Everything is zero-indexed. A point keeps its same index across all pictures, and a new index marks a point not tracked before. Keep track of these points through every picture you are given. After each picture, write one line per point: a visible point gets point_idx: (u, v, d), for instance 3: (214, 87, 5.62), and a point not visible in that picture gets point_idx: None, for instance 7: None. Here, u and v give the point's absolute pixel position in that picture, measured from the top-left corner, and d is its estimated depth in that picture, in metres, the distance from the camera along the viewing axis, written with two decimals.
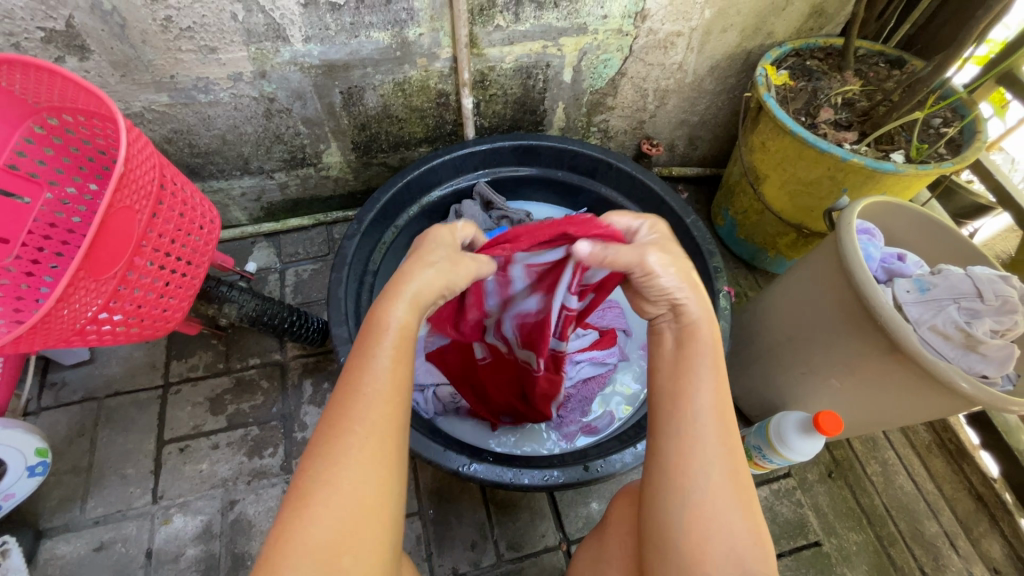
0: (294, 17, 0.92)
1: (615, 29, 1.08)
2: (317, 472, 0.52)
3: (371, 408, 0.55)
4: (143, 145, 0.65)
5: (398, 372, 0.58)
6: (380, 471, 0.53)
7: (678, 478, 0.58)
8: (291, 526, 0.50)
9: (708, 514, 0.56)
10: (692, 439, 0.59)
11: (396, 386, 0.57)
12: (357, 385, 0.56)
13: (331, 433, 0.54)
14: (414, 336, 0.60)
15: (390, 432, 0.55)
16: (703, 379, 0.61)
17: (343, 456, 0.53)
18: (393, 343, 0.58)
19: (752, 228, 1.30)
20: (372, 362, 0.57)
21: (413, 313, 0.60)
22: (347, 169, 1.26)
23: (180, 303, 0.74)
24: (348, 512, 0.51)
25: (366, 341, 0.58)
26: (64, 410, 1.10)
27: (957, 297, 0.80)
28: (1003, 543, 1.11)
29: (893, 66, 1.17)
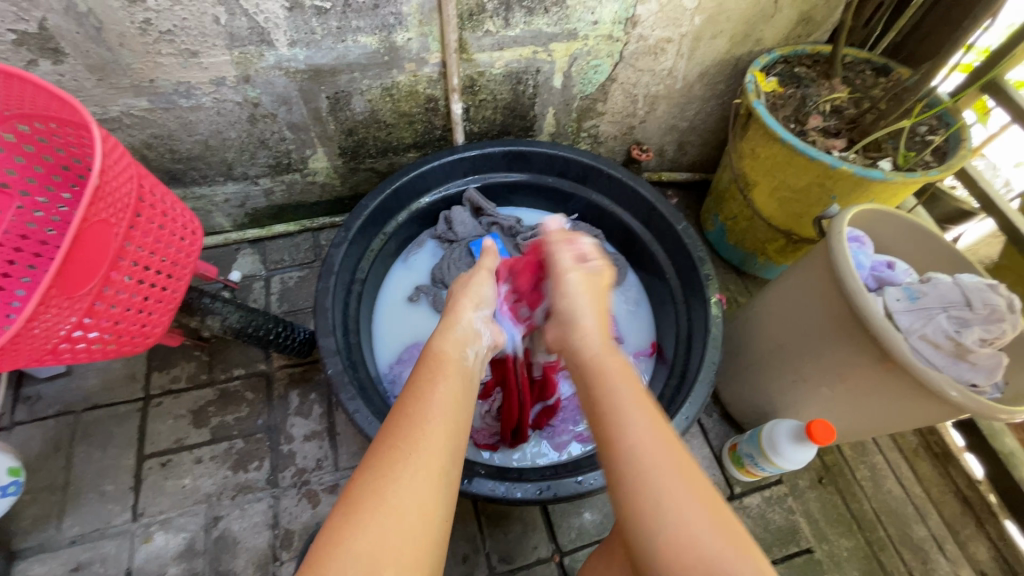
0: (278, 21, 0.90)
1: (606, 35, 1.08)
2: (369, 481, 0.53)
3: (429, 428, 0.58)
4: (119, 155, 0.63)
5: (453, 397, 0.63)
6: (431, 489, 0.54)
7: (644, 506, 0.52)
8: (339, 531, 0.50)
9: (682, 544, 0.50)
10: (640, 457, 0.55)
11: (453, 411, 0.61)
12: (418, 406, 0.61)
13: (387, 447, 0.56)
14: (467, 370, 0.69)
15: (443, 455, 0.57)
16: (635, 409, 0.59)
17: (396, 469, 0.54)
18: (449, 370, 0.67)
19: (742, 234, 1.30)
20: (432, 386, 0.63)
21: (457, 339, 0.74)
22: (334, 175, 1.24)
23: (160, 318, 0.71)
24: (394, 524, 0.51)
25: (429, 371, 0.66)
26: (40, 425, 1.06)
27: (946, 305, 0.81)
28: (989, 545, 1.13)
29: (880, 74, 1.18)
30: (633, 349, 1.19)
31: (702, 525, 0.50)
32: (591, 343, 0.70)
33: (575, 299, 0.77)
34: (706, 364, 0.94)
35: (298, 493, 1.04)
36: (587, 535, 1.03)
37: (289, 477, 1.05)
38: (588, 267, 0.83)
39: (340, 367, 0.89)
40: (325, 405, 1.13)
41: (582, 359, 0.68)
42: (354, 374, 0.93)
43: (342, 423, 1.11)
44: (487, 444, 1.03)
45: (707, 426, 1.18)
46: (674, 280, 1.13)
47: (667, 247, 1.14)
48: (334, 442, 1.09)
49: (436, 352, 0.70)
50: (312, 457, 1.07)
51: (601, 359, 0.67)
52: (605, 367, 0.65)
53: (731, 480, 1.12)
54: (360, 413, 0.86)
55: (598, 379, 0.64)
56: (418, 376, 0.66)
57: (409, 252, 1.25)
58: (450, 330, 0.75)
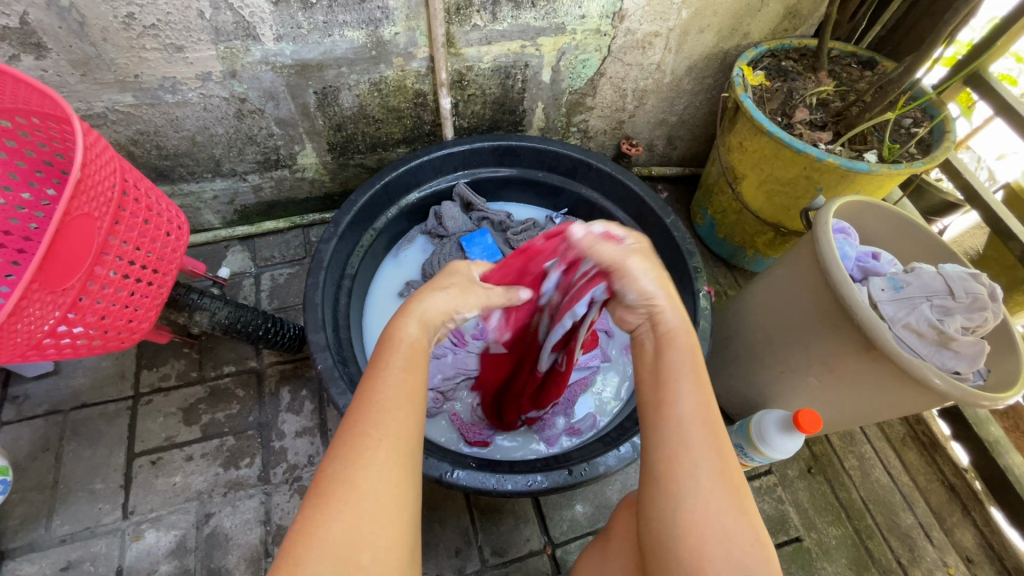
0: (264, 15, 0.90)
1: (593, 29, 1.08)
2: (337, 470, 0.50)
3: (390, 411, 0.54)
4: (101, 149, 0.62)
5: (414, 376, 0.57)
6: (400, 473, 0.51)
7: (667, 472, 0.53)
8: (312, 524, 0.48)
9: (702, 518, 0.50)
10: (673, 424, 0.54)
11: (413, 391, 0.56)
12: (378, 389, 0.55)
13: (350, 435, 0.52)
14: (427, 350, 0.61)
15: (409, 434, 0.54)
16: (685, 381, 0.57)
17: (362, 454, 0.51)
18: (408, 351, 0.59)
19: (731, 227, 1.31)
20: (389, 368, 0.57)
21: (424, 319, 0.62)
22: (323, 171, 1.23)
23: (147, 314, 0.71)
24: (367, 510, 0.48)
25: (384, 354, 0.58)
26: (27, 424, 1.05)
27: (929, 295, 0.82)
28: (975, 532, 1.14)
29: (865, 67, 1.20)
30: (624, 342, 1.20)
31: (716, 496, 0.51)
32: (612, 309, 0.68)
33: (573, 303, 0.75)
34: None
35: (289, 489, 1.04)
36: (579, 527, 1.04)
37: (281, 473, 1.05)
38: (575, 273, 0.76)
39: (330, 362, 0.89)
40: (316, 401, 1.13)
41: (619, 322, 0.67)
42: (344, 369, 0.93)
43: (334, 419, 1.11)
44: (480, 441, 1.03)
45: None
46: (663, 273, 1.13)
47: (656, 240, 1.14)
48: (325, 438, 1.09)
49: (393, 334, 0.60)
50: (304, 453, 1.07)
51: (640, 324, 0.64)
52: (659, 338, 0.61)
53: None
54: (350, 407, 0.86)
55: (662, 340, 0.61)
56: (372, 360, 0.58)
57: (399, 248, 1.25)
58: (415, 306, 0.62)
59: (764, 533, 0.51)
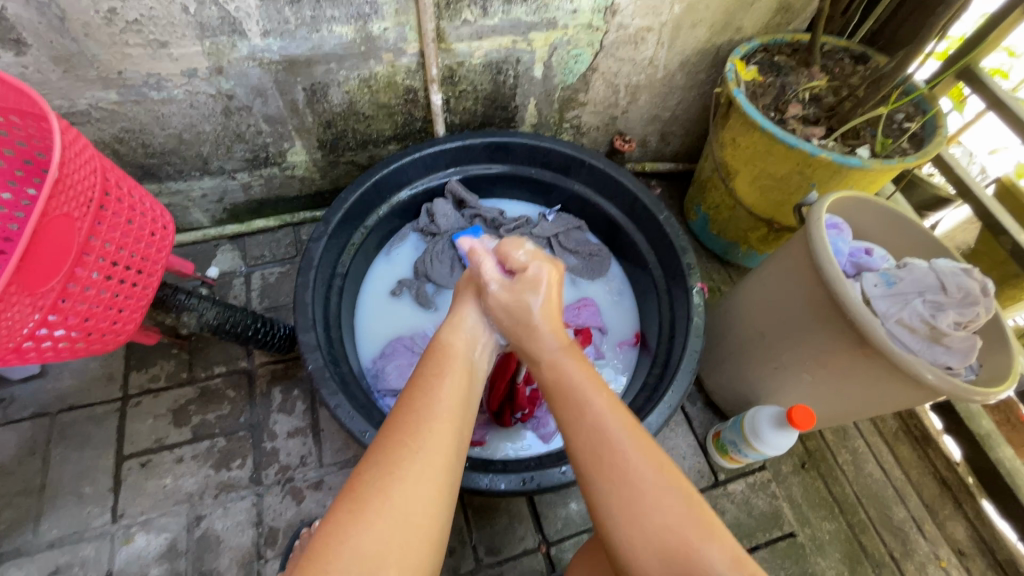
0: (250, 11, 0.88)
1: (585, 24, 1.07)
2: (377, 477, 0.53)
3: (431, 424, 0.58)
4: (81, 147, 0.61)
5: (457, 391, 0.63)
6: (433, 490, 0.54)
7: (605, 494, 0.57)
8: (343, 527, 0.50)
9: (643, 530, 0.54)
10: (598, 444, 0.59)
11: (456, 407, 0.61)
12: (423, 402, 0.60)
13: (392, 442, 0.56)
14: (472, 367, 0.68)
15: (446, 451, 0.57)
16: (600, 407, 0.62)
17: (402, 463, 0.54)
18: (455, 364, 0.67)
19: (725, 223, 1.30)
20: (435, 381, 0.63)
21: (468, 337, 0.72)
22: (313, 169, 1.22)
23: (132, 315, 0.70)
24: (400, 521, 0.51)
25: (433, 367, 0.66)
26: (14, 428, 1.04)
27: (922, 290, 0.82)
28: (968, 525, 1.15)
29: (858, 62, 1.19)
30: (617, 339, 1.19)
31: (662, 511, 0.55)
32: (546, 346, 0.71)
33: (521, 321, 0.73)
34: (688, 353, 0.95)
35: (281, 490, 1.03)
36: (573, 525, 1.03)
37: (272, 475, 1.04)
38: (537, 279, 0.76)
39: (321, 362, 0.88)
40: (308, 401, 1.12)
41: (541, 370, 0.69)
42: (335, 369, 0.92)
43: (326, 419, 1.10)
44: (470, 439, 1.01)
45: (691, 414, 1.18)
46: (657, 270, 1.13)
47: (650, 236, 1.14)
48: (317, 439, 1.08)
49: (444, 348, 0.70)
50: (296, 454, 1.06)
51: (556, 364, 0.68)
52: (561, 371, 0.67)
53: (716, 468, 1.13)
54: (341, 408, 0.85)
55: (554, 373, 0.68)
56: (423, 371, 0.65)
57: (391, 246, 1.24)
58: (460, 325, 0.74)
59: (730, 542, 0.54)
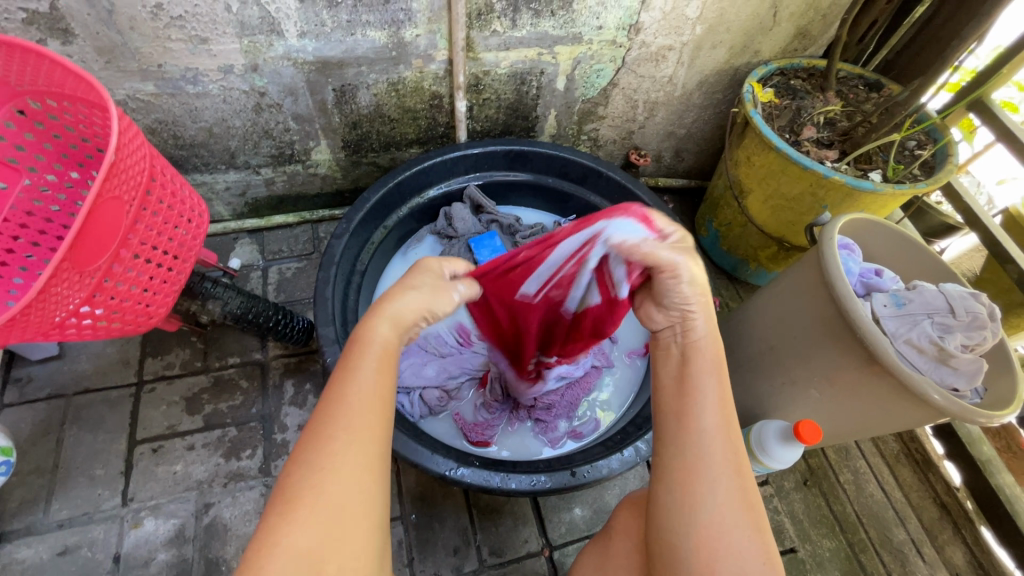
0: (289, 12, 0.91)
1: (609, 40, 1.10)
2: (301, 478, 0.52)
3: (352, 414, 0.56)
4: (134, 135, 0.63)
5: (381, 379, 0.60)
6: (365, 477, 0.54)
7: (684, 487, 0.59)
8: (277, 531, 0.50)
9: (716, 524, 0.57)
10: (703, 441, 0.61)
11: (381, 391, 0.59)
12: (340, 391, 0.58)
13: (318, 438, 0.54)
14: (399, 350, 0.64)
15: (373, 440, 0.56)
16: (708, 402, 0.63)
17: (328, 459, 0.53)
18: (379, 351, 0.62)
19: (735, 240, 1.33)
20: (353, 370, 0.59)
21: (399, 318, 0.64)
22: (336, 168, 1.24)
23: (165, 299, 0.72)
24: (336, 518, 0.51)
25: (354, 354, 0.61)
26: (29, 407, 1.05)
27: (931, 312, 0.84)
28: (966, 550, 1.16)
29: (872, 89, 1.22)
30: (626, 348, 1.17)
31: (734, 519, 0.57)
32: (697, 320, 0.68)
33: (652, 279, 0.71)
34: None
35: None
36: (577, 530, 1.04)
37: (282, 466, 1.05)
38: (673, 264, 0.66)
39: (339, 356, 0.90)
40: (319, 395, 1.13)
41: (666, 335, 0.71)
42: None
43: None
44: (483, 440, 1.03)
45: None
46: None
47: None
48: None
49: (368, 333, 0.62)
50: None
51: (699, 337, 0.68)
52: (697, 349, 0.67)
53: None
54: None
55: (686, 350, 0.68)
56: (346, 359, 0.61)
57: (408, 247, 1.26)
58: (389, 303, 0.64)
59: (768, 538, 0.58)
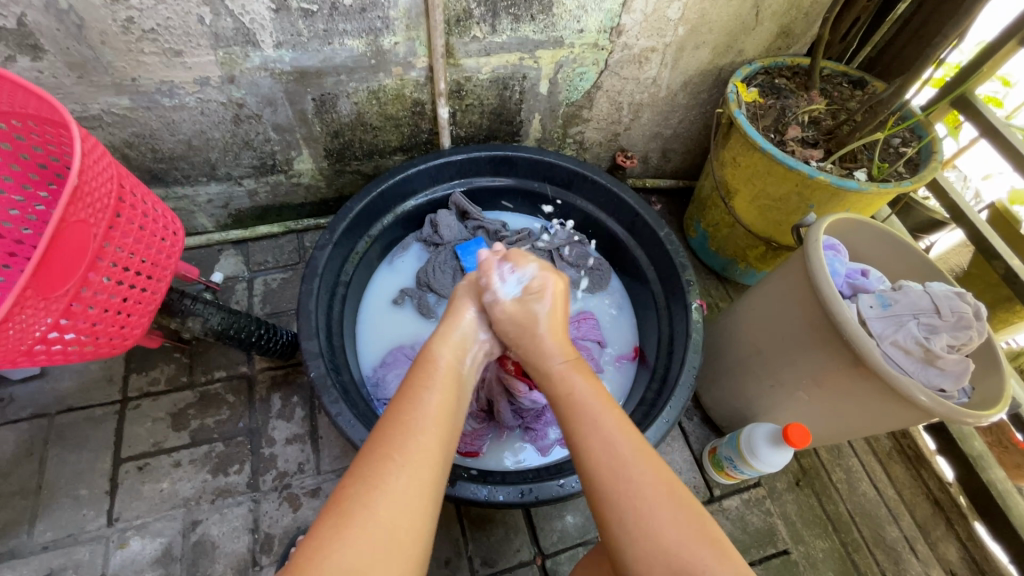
0: (264, 23, 0.90)
1: (591, 43, 1.09)
2: (357, 494, 0.54)
3: (418, 438, 0.59)
4: (98, 155, 0.62)
5: (444, 405, 0.65)
6: (420, 499, 0.56)
7: (624, 516, 0.59)
8: (327, 542, 0.51)
9: (647, 544, 0.57)
10: (608, 469, 0.61)
11: (442, 418, 0.63)
12: (409, 413, 0.62)
13: (377, 456, 0.57)
14: (460, 378, 0.70)
15: (432, 465, 0.59)
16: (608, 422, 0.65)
17: (386, 478, 0.56)
18: (441, 378, 0.68)
19: (723, 240, 1.32)
20: (421, 396, 0.64)
21: (456, 345, 0.74)
22: (319, 177, 1.23)
23: (139, 319, 0.70)
24: (385, 535, 0.52)
25: (420, 378, 0.67)
26: (12, 428, 1.04)
27: (916, 312, 0.83)
28: (960, 546, 1.16)
29: (856, 87, 1.22)
30: (616, 353, 1.21)
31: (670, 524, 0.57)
32: (552, 362, 0.75)
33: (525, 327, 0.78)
34: (686, 368, 0.96)
35: (278, 497, 1.03)
36: (569, 538, 1.04)
37: (270, 481, 1.04)
38: (542, 288, 0.81)
39: (323, 370, 0.89)
40: (307, 407, 1.12)
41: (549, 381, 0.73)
42: (337, 376, 0.93)
43: (325, 427, 1.10)
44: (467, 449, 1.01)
45: (688, 429, 1.19)
46: (656, 285, 1.14)
47: (650, 253, 1.15)
48: (316, 445, 1.08)
49: (433, 359, 0.71)
50: (294, 460, 1.06)
51: (566, 379, 0.72)
52: (572, 381, 0.71)
53: (711, 483, 1.14)
54: (342, 416, 0.85)
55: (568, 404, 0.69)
56: (412, 380, 0.67)
57: (394, 255, 1.25)
58: (449, 333, 0.76)
59: (713, 537, 0.57)
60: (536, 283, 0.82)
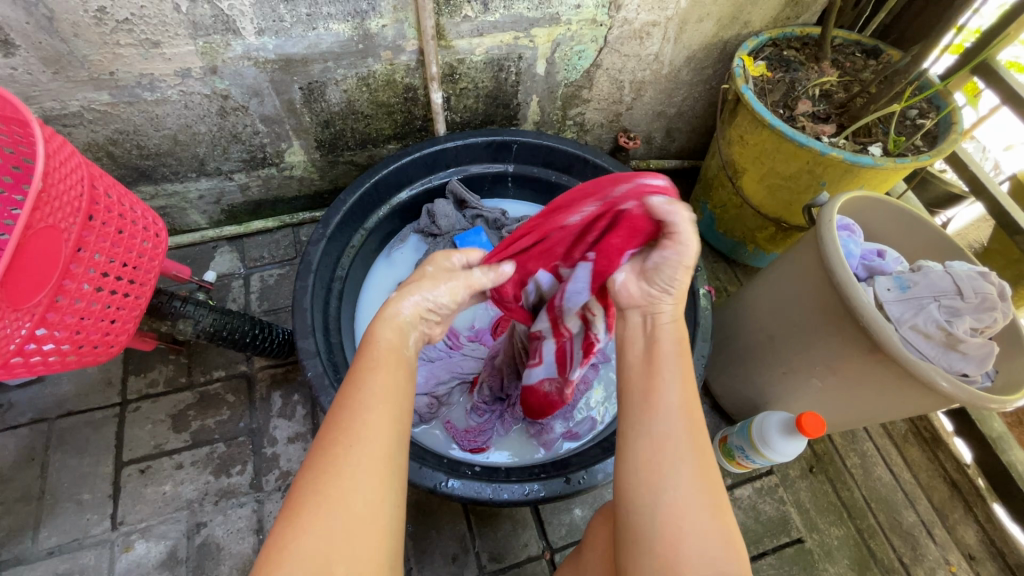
0: (244, 8, 0.86)
1: (589, 19, 1.04)
2: (310, 483, 0.50)
3: (372, 419, 0.54)
4: (67, 155, 0.60)
5: (395, 383, 0.57)
6: (379, 484, 0.51)
7: (654, 466, 0.56)
8: (283, 541, 0.47)
9: (680, 511, 0.53)
10: (660, 424, 0.58)
11: (395, 397, 0.56)
12: (352, 400, 0.55)
13: (328, 442, 0.52)
14: (409, 359, 0.62)
15: (388, 444, 0.53)
16: (671, 374, 0.62)
17: (340, 463, 0.51)
18: (387, 358, 0.60)
19: (731, 222, 1.28)
20: (363, 377, 0.57)
21: (409, 322, 0.64)
22: (312, 169, 1.20)
23: (124, 326, 0.68)
24: (339, 526, 0.48)
25: (365, 360, 0.59)
26: (12, 434, 1.03)
27: (937, 295, 0.79)
28: (978, 529, 1.13)
29: (870, 56, 1.16)
30: None
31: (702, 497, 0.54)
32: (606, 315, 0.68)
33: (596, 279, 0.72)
34: (695, 358, 0.93)
35: (282, 497, 1.01)
36: (578, 531, 1.02)
37: (273, 480, 1.03)
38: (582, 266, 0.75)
39: (320, 370, 0.86)
40: (308, 405, 1.10)
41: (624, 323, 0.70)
42: (335, 375, 0.90)
43: None
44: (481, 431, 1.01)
45: None
46: (662, 271, 1.10)
47: None
48: None
49: (375, 343, 0.61)
50: (296, 460, 1.05)
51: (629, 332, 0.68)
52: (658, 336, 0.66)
53: (722, 472, 1.12)
54: None
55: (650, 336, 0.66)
56: (358, 362, 0.59)
57: (391, 247, 1.22)
58: (398, 308, 0.64)
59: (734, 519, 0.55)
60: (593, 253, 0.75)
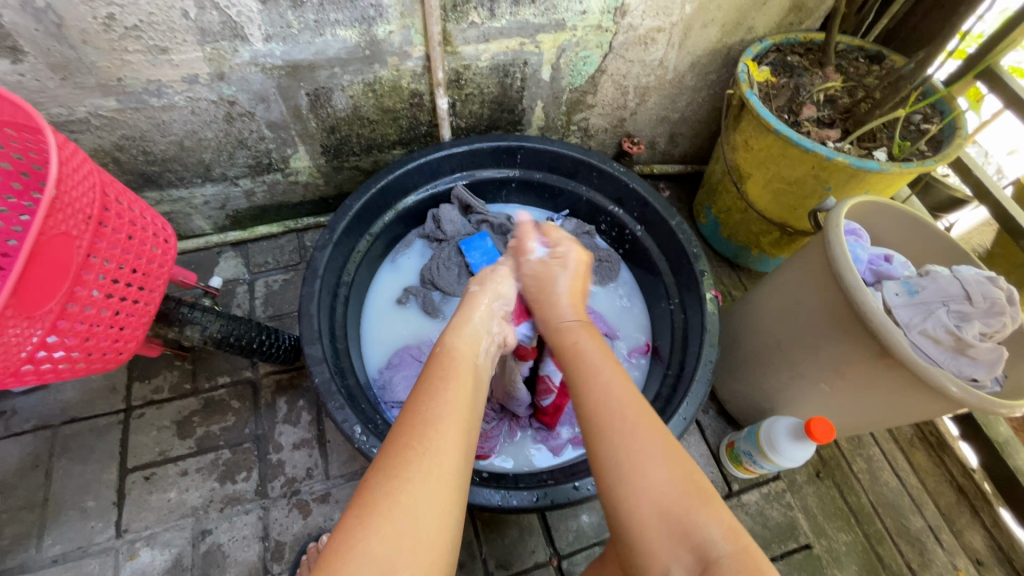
0: (252, 15, 0.86)
1: (595, 24, 1.04)
2: (382, 483, 0.51)
3: (439, 427, 0.56)
4: (78, 162, 0.60)
5: (462, 393, 0.61)
6: (445, 492, 0.52)
7: (617, 459, 0.58)
8: (355, 534, 0.48)
9: (645, 496, 0.55)
10: (605, 410, 0.61)
11: (461, 406, 0.59)
12: (426, 404, 0.58)
13: (399, 445, 0.54)
14: (477, 368, 0.66)
15: (455, 455, 0.55)
16: (601, 371, 0.66)
17: (410, 466, 0.52)
18: (456, 365, 0.64)
19: (736, 227, 1.28)
20: (437, 386, 0.60)
21: (472, 338, 0.70)
22: (317, 174, 1.20)
23: (133, 332, 0.68)
24: (409, 525, 0.49)
25: (436, 370, 0.63)
26: (16, 441, 1.02)
27: (946, 299, 0.79)
28: (986, 535, 1.13)
29: (873, 62, 1.17)
30: (629, 346, 1.17)
31: (672, 484, 0.55)
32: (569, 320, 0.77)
33: (544, 284, 0.81)
34: (703, 363, 0.92)
35: (287, 503, 1.01)
36: (585, 538, 1.01)
37: (278, 487, 1.02)
38: (565, 257, 0.83)
39: (328, 376, 0.86)
40: (313, 411, 1.10)
41: (558, 335, 0.75)
42: (342, 381, 0.90)
43: (332, 430, 1.08)
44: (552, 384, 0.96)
45: (704, 423, 1.16)
46: (668, 276, 1.10)
47: (661, 243, 1.11)
48: (324, 450, 1.06)
49: (449, 351, 0.67)
50: (302, 466, 1.04)
51: (575, 332, 0.74)
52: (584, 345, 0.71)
53: (729, 478, 1.12)
54: (348, 423, 0.83)
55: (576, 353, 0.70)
56: (427, 373, 0.63)
57: (396, 253, 1.22)
58: (463, 326, 0.72)
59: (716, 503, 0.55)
60: (560, 251, 0.84)
